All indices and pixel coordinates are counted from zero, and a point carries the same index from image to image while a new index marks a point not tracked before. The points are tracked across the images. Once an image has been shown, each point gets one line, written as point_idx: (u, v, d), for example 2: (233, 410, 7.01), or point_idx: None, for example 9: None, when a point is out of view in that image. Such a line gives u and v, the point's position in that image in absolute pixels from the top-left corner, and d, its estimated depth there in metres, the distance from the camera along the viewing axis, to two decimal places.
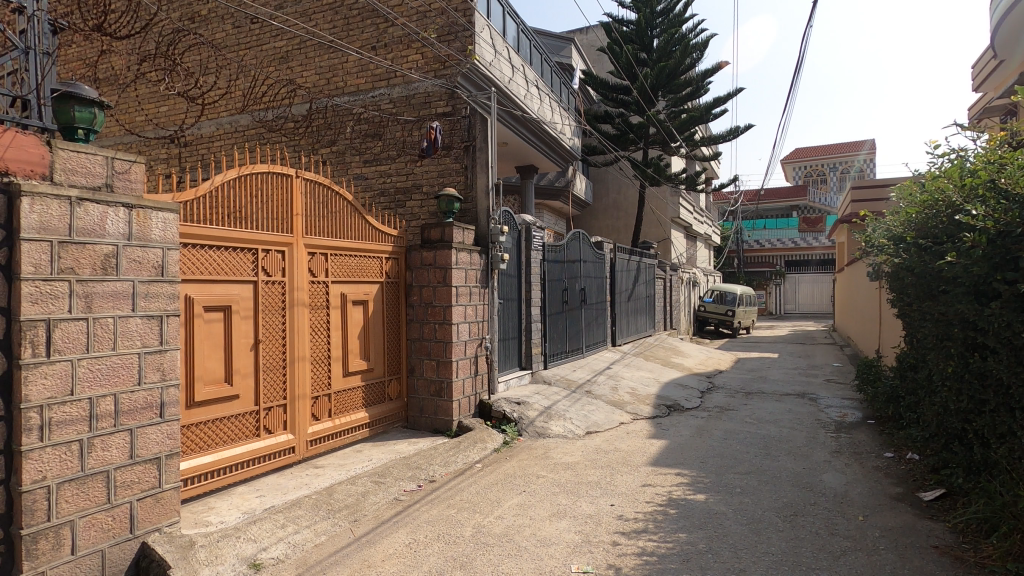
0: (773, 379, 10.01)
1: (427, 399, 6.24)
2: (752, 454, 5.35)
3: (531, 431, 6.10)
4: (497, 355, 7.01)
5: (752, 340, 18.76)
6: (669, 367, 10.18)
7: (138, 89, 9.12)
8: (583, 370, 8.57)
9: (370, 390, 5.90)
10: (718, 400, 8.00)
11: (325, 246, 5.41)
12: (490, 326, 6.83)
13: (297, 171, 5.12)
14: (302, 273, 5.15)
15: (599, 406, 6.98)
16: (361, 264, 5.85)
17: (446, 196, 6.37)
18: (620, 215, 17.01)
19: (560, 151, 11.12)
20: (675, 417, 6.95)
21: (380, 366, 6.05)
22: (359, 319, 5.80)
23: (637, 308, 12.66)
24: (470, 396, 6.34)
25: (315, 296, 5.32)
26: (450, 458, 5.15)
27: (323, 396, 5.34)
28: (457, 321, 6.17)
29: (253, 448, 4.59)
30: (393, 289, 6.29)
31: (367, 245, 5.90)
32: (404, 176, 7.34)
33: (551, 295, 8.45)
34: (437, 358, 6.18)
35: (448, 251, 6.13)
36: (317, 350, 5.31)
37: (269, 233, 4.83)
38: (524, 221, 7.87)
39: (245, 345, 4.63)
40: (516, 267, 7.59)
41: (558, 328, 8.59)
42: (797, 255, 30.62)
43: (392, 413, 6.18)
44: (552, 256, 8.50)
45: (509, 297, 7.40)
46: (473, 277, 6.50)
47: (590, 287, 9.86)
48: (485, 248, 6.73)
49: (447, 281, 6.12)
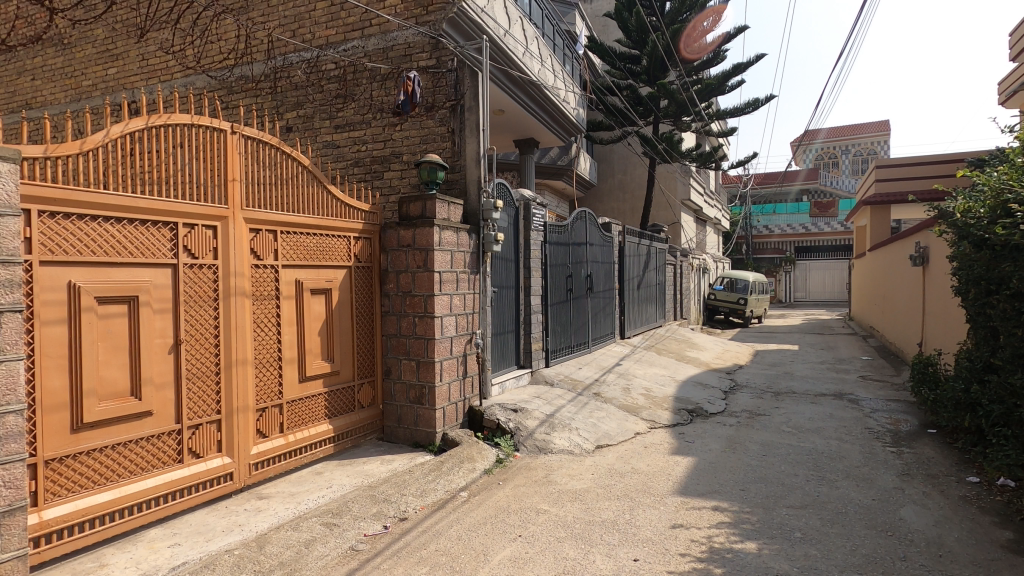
0: (800, 375, 8.96)
1: (405, 407, 5.22)
2: (803, 477, 4.33)
3: (530, 445, 5.06)
4: (491, 352, 6.00)
5: (765, 330, 17.66)
6: (684, 362, 9.13)
7: (84, 50, 8.00)
8: (590, 367, 7.52)
9: (334, 398, 4.88)
10: (745, 403, 6.96)
11: (274, 222, 4.37)
12: (482, 320, 5.80)
13: (234, 126, 4.08)
14: (242, 253, 4.11)
15: (610, 412, 5.94)
16: (322, 245, 4.80)
17: (428, 163, 5.34)
18: (626, 197, 15.99)
19: (563, 122, 10.00)
20: (699, 425, 5.91)
21: (348, 368, 5.03)
22: (319, 312, 4.76)
23: (647, 296, 11.61)
24: (458, 403, 5.34)
25: (262, 283, 4.28)
26: (428, 485, 4.12)
27: (273, 407, 4.33)
28: (441, 314, 5.13)
29: (171, 479, 3.58)
30: (364, 275, 5.24)
31: (330, 221, 4.85)
32: (381, 143, 6.24)
33: (554, 282, 7.38)
34: (417, 359, 5.16)
35: (430, 228, 5.08)
36: (265, 350, 4.28)
37: (194, 204, 3.79)
38: (523, 197, 6.80)
39: (162, 346, 3.61)
40: (513, 250, 6.54)
41: (562, 320, 7.55)
42: (808, 241, 29.47)
43: (364, 424, 5.16)
44: (555, 238, 7.43)
45: (505, 284, 6.35)
46: (461, 261, 5.46)
47: (597, 273, 8.79)
48: (475, 226, 5.70)
49: (429, 265, 5.07)
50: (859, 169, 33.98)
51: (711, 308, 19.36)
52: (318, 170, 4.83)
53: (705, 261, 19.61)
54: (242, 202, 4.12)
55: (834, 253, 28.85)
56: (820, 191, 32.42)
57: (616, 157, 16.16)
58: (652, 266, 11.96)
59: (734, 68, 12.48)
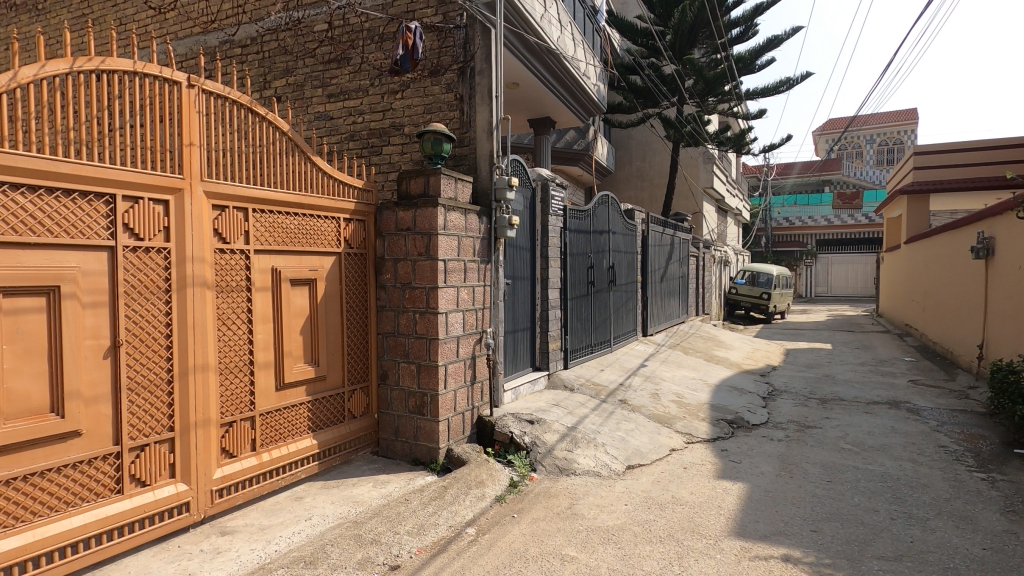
0: (842, 379, 8.12)
1: (404, 418, 4.48)
2: (885, 514, 3.54)
3: (549, 464, 4.30)
4: (503, 353, 5.24)
5: (790, 327, 16.75)
6: (713, 363, 8.33)
7: (59, 15, 7.26)
8: (612, 369, 6.74)
9: (319, 408, 4.15)
10: (789, 412, 6.16)
11: (244, 197, 3.61)
12: (494, 317, 5.04)
13: (191, 78, 3.34)
14: (203, 234, 3.36)
15: (639, 424, 5.17)
16: (306, 228, 4.06)
17: (432, 133, 4.59)
18: (644, 184, 15.23)
19: (582, 98, 9.17)
20: (743, 440, 5.12)
21: (336, 373, 4.30)
22: (301, 307, 4.02)
23: (670, 289, 10.79)
24: (465, 413, 4.61)
25: (229, 272, 3.54)
26: (427, 520, 3.38)
27: (244, 421, 3.61)
28: (446, 310, 4.37)
29: (107, 515, 2.87)
30: (356, 263, 4.49)
31: (315, 199, 4.10)
32: (380, 113, 5.47)
33: (575, 274, 6.59)
34: (417, 362, 4.41)
35: (433, 209, 4.31)
36: (232, 352, 3.55)
37: (138, 172, 3.05)
38: (540, 176, 5.99)
39: (95, 349, 2.89)
40: (529, 237, 5.76)
41: (582, 316, 6.76)
42: (831, 234, 28.40)
43: (355, 437, 4.43)
44: (576, 224, 6.62)
45: (520, 276, 5.58)
46: (470, 249, 4.69)
47: (619, 264, 7.98)
48: (487, 208, 4.92)
49: (432, 252, 4.31)
50: (883, 159, 32.77)
51: (732, 303, 18.48)
52: (300, 138, 4.07)
53: (727, 254, 18.73)
54: (203, 171, 3.38)
55: (858, 246, 27.79)
56: (843, 182, 31.24)
57: (635, 142, 15.36)
58: (675, 257, 11.13)
59: (768, 42, 11.56)
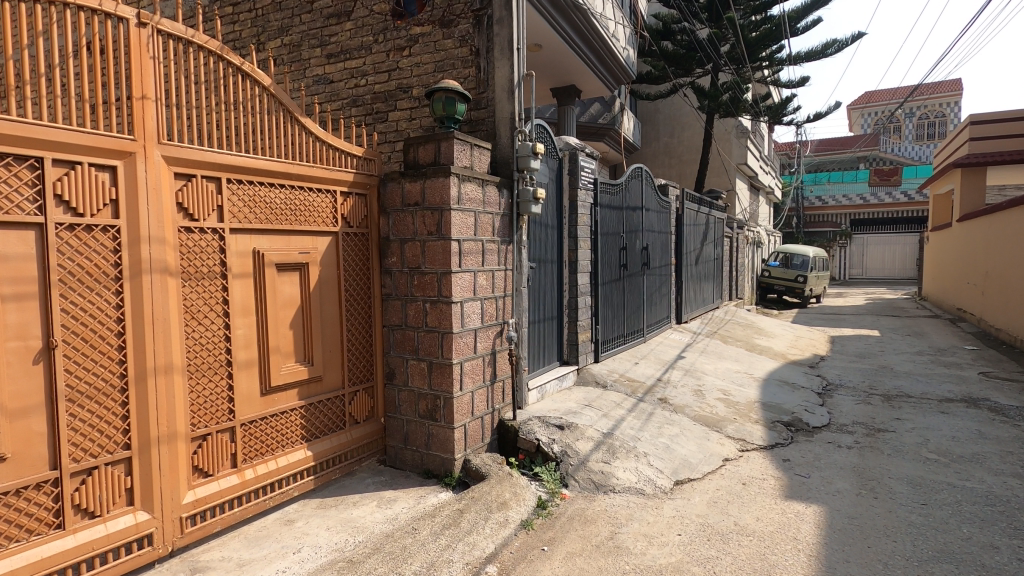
0: (902, 371, 7.30)
1: (414, 423, 3.88)
2: (1010, 553, 2.83)
3: (582, 479, 3.66)
4: (527, 347, 4.60)
5: (828, 311, 15.78)
6: (756, 353, 7.59)
7: None
8: (648, 362, 6.05)
9: (315, 414, 3.57)
10: (852, 412, 5.41)
11: (216, 165, 2.99)
12: (517, 305, 4.38)
13: (142, 15, 2.69)
14: (163, 210, 2.75)
15: (684, 428, 4.49)
16: (294, 202, 3.42)
17: (443, 91, 3.91)
18: (673, 161, 14.35)
19: (611, 64, 8.37)
20: (806, 447, 4.42)
21: (334, 373, 3.69)
22: (290, 297, 3.41)
23: (705, 273, 9.99)
24: (484, 416, 4.00)
25: (199, 255, 2.93)
26: (440, 557, 2.77)
27: (221, 433, 3.03)
28: (461, 298, 3.73)
29: (42, 557, 2.32)
30: (356, 245, 3.86)
31: (305, 169, 3.46)
32: (385, 74, 4.80)
33: (606, 257, 5.88)
34: (429, 359, 3.78)
35: (445, 179, 3.64)
36: (204, 352, 2.96)
37: (73, 131, 2.43)
38: (568, 145, 5.28)
39: (22, 352, 2.31)
40: (555, 214, 5.08)
41: (613, 303, 6.07)
42: (866, 214, 27.03)
43: (358, 445, 3.85)
44: (607, 200, 5.89)
45: (545, 258, 4.91)
46: (489, 227, 4.03)
47: (653, 245, 7.24)
48: (508, 179, 4.25)
49: (443, 230, 3.65)
50: (923, 133, 31.08)
51: (764, 287, 17.51)
52: (286, 96, 3.43)
53: (759, 236, 17.74)
54: (161, 131, 2.76)
55: (895, 226, 26.39)
56: (879, 159, 29.66)
57: (662, 117, 14.47)
58: (710, 238, 10.32)
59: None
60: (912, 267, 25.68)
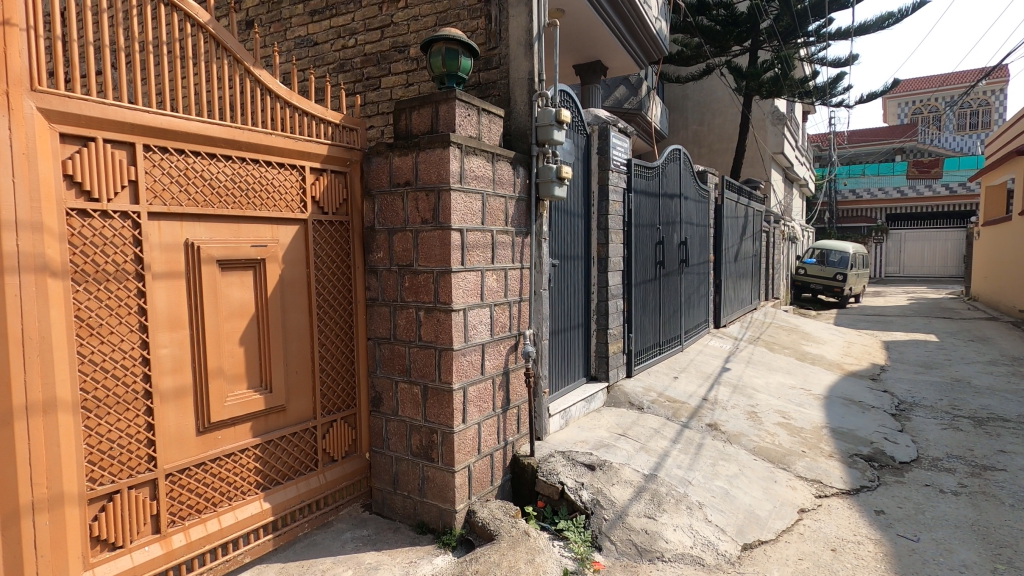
0: (982, 386, 6.28)
1: (405, 462, 3.07)
2: None
3: (620, 538, 2.80)
4: (548, 362, 3.75)
5: (870, 312, 14.63)
6: (808, 363, 6.64)
7: None
8: (689, 376, 5.16)
9: (275, 454, 2.77)
10: (942, 441, 4.46)
11: (127, 124, 2.19)
12: (536, 312, 3.53)
13: None
14: (41, 184, 1.96)
15: (744, 466, 3.60)
16: (244, 179, 2.62)
17: (443, 41, 3.06)
18: (703, 151, 13.37)
19: (642, 37, 7.46)
20: (900, 493, 3.49)
21: (302, 401, 2.89)
22: (240, 304, 2.61)
23: (743, 271, 9.03)
24: (494, 453, 3.18)
25: (102, 248, 2.14)
26: None
27: (137, 489, 2.25)
28: (465, 304, 2.90)
29: None
30: (333, 236, 3.05)
31: (259, 135, 2.65)
32: (377, 30, 3.98)
33: (641, 253, 5.00)
34: (423, 383, 2.96)
35: (444, 150, 2.81)
36: (112, 382, 2.17)
37: None
38: (597, 117, 4.41)
39: None
40: (582, 200, 4.24)
41: (649, 307, 5.18)
42: (904, 208, 25.60)
43: (334, 490, 3.05)
44: (642, 185, 5.00)
45: (569, 254, 4.05)
46: (501, 214, 3.19)
47: (691, 239, 6.33)
48: (525, 155, 3.40)
49: (441, 217, 2.82)
50: (965, 123, 29.41)
51: (799, 285, 16.38)
52: (234, 40, 2.66)
53: (793, 231, 16.60)
54: (39, 73, 1.98)
55: (935, 220, 25.05)
56: (917, 150, 28.15)
57: (691, 103, 13.51)
58: (748, 233, 9.35)
59: None
60: (954, 264, 24.26)
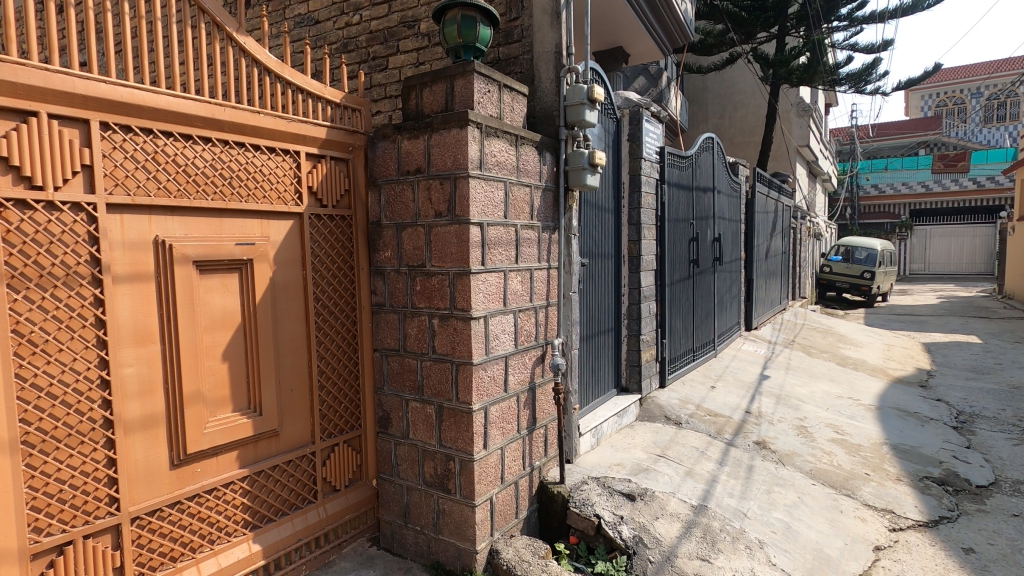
0: None
1: (417, 493, 2.66)
2: None
3: None
4: (578, 374, 3.32)
5: (901, 312, 14.01)
6: (851, 369, 6.14)
7: None
8: (728, 386, 4.71)
9: (265, 487, 2.38)
10: (1018, 460, 3.96)
11: (78, 96, 1.80)
12: (565, 319, 3.11)
13: None
14: None
15: (803, 493, 3.15)
16: (227, 164, 2.22)
17: (459, 7, 2.65)
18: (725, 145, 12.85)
19: (666, 21, 6.96)
20: (988, 527, 3.01)
21: (297, 423, 2.50)
22: (222, 313, 2.22)
23: (773, 269, 8.54)
24: (519, 481, 2.76)
25: (48, 247, 1.75)
26: None
27: (95, 539, 1.87)
28: (486, 311, 2.49)
29: None
30: (333, 232, 2.65)
31: (245, 114, 2.25)
32: (384, 4, 3.59)
33: (674, 250, 4.56)
34: (438, 403, 2.55)
35: (461, 130, 2.40)
36: (62, 411, 1.78)
37: None
38: (628, 101, 3.99)
39: None
40: (611, 193, 3.81)
41: (682, 309, 4.74)
42: (929, 203, 24.78)
43: (338, 525, 2.65)
44: (675, 176, 4.55)
45: (599, 252, 3.63)
46: (526, 206, 2.77)
47: (724, 235, 5.87)
48: (552, 139, 2.97)
49: (458, 209, 2.41)
50: (992, 115, 28.45)
51: (824, 284, 15.79)
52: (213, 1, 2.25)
53: (818, 228, 16.06)
54: None
55: (962, 215, 24.31)
56: (941, 143, 27.28)
57: (712, 95, 12.97)
58: (778, 229, 8.85)
59: None
60: (981, 261, 23.90)
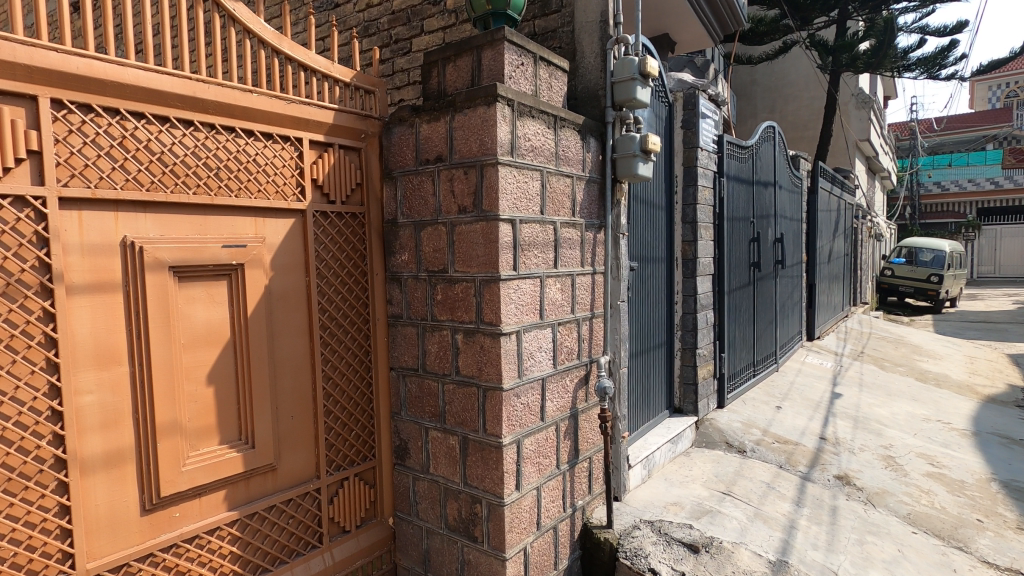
0: None
1: (439, 537, 2.27)
2: None
3: None
4: (627, 395, 2.88)
5: (975, 318, 12.85)
6: (934, 385, 5.43)
7: None
8: (796, 407, 4.14)
9: (260, 532, 2.03)
10: None
11: (22, 66, 1.48)
12: (613, 332, 2.66)
13: None
14: None
15: (904, 545, 2.58)
16: (211, 152, 1.87)
17: None
18: None
19: (718, 4, 6.39)
20: None
21: (298, 455, 2.14)
22: (207, 328, 1.88)
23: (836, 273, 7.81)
24: (559, 525, 2.34)
25: None
26: None
27: None
28: (519, 325, 2.08)
29: None
30: (342, 232, 2.28)
31: (235, 93, 1.91)
32: None
33: (733, 252, 4.04)
34: (462, 433, 2.15)
35: (488, 109, 1.99)
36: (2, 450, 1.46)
37: None
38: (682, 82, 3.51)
39: None
40: (663, 187, 3.34)
41: (742, 318, 4.22)
42: (1000, 201, 22.99)
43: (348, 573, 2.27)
44: (734, 168, 4.04)
45: (650, 255, 3.17)
46: (567, 199, 2.35)
47: (786, 235, 5.28)
48: (597, 122, 2.54)
49: (485, 202, 2.01)
50: None
51: (886, 288, 14.70)
52: None
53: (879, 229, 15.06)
54: None
55: None
56: (1013, 136, 25.33)
57: (761, 88, 12.21)
58: (840, 230, 8.10)
59: None
60: None
